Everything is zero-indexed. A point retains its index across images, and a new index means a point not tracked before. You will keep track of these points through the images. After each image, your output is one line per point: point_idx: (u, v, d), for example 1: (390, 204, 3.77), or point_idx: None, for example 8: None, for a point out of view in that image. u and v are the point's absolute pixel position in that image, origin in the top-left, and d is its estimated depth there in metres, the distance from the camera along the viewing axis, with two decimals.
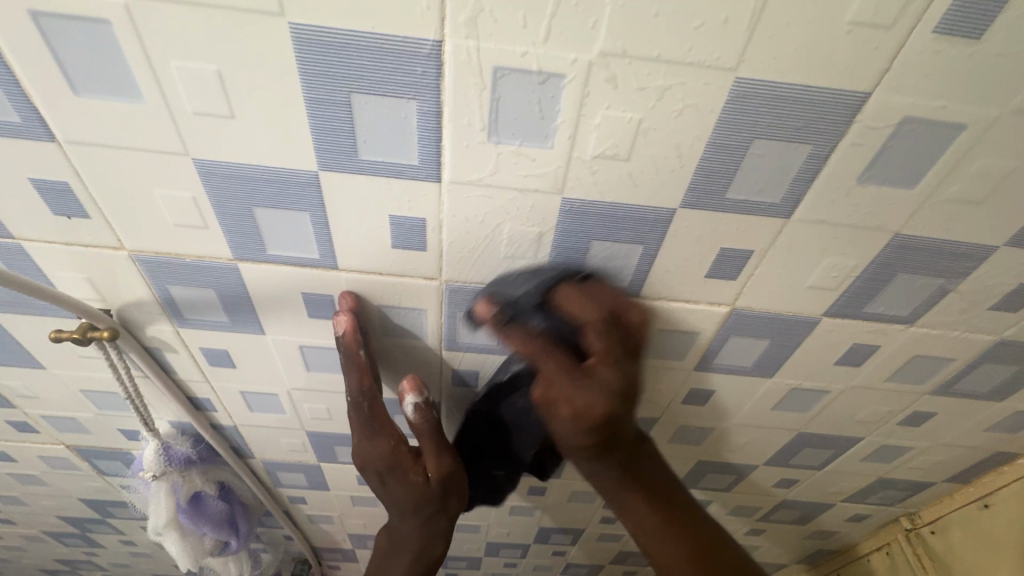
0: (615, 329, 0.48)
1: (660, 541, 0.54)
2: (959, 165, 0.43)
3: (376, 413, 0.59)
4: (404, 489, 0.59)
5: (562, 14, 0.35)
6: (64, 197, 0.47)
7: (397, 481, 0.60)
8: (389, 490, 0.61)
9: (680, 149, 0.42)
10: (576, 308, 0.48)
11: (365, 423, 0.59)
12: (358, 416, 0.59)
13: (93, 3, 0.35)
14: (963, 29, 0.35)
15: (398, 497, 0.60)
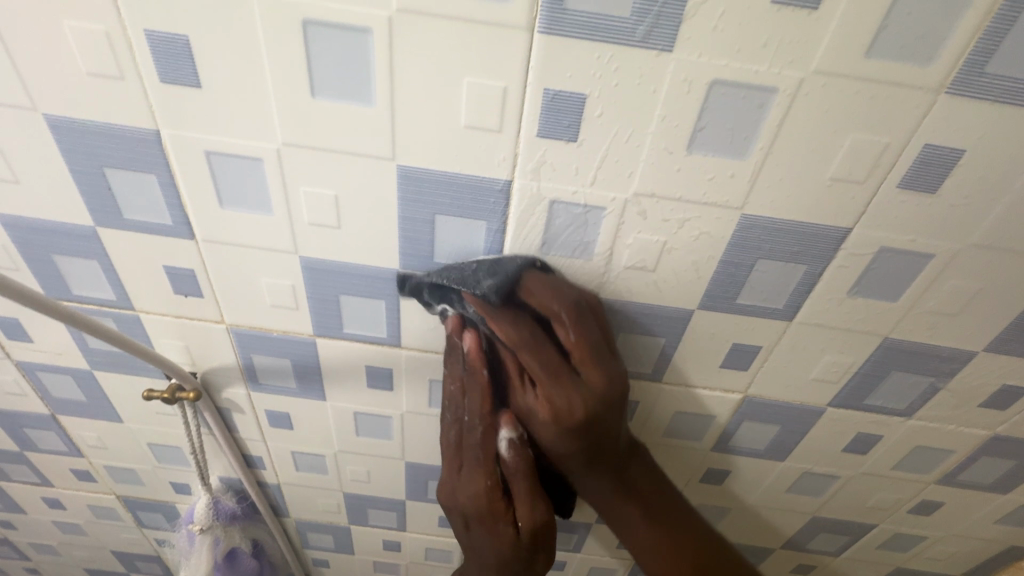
0: (587, 320, 0.50)
1: (649, 534, 0.60)
2: (932, 284, 0.51)
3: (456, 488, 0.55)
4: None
5: (605, 167, 0.45)
6: (188, 280, 0.58)
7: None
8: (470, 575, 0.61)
9: (698, 264, 0.51)
10: (546, 298, 0.49)
11: (446, 500, 0.56)
12: (443, 492, 0.56)
13: (252, 147, 0.46)
14: (920, 186, 0.45)
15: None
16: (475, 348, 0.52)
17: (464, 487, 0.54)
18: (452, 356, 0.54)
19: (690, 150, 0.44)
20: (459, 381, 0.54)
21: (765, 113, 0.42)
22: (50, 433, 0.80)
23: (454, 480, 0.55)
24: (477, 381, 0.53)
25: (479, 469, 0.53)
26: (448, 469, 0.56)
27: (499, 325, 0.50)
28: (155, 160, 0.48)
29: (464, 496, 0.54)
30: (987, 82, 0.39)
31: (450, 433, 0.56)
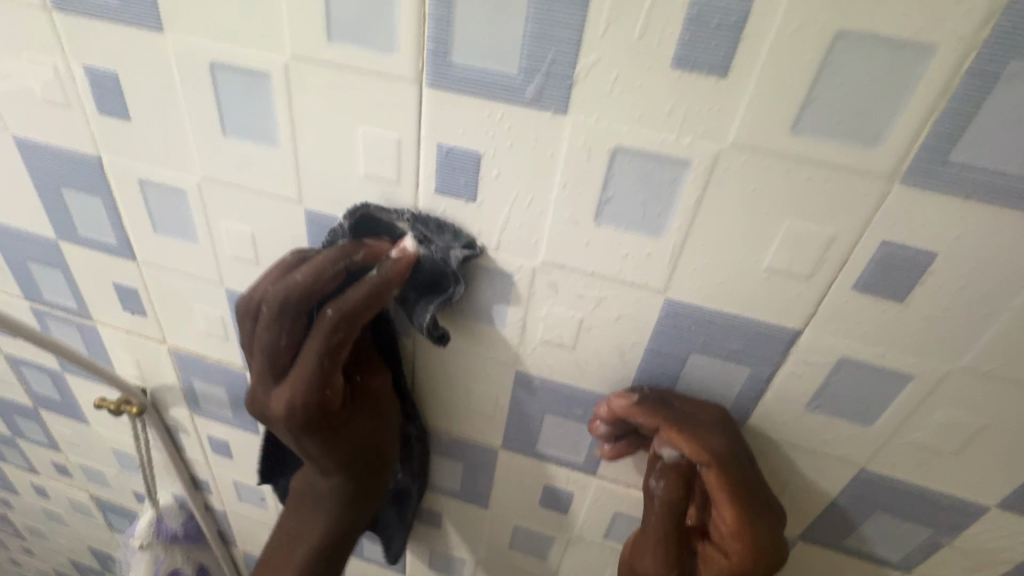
0: (742, 458, 0.43)
1: None
2: (917, 412, 0.41)
3: (271, 401, 0.40)
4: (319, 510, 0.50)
5: (508, 232, 0.41)
6: (133, 298, 0.60)
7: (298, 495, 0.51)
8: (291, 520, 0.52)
9: (622, 348, 0.45)
10: (700, 421, 0.43)
11: (257, 402, 0.42)
12: (255, 384, 0.41)
13: (178, 179, 0.48)
14: (884, 290, 0.36)
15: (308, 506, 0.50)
16: (404, 271, 0.40)
17: (285, 395, 0.40)
18: (363, 249, 0.41)
19: (598, 221, 0.39)
20: (344, 273, 0.40)
21: (679, 189, 0.36)
22: (33, 424, 0.85)
23: (274, 386, 0.41)
24: (373, 295, 0.39)
25: (322, 337, 0.38)
26: (264, 376, 0.41)
27: (643, 411, 0.44)
28: (99, 184, 0.51)
29: (284, 407, 0.40)
30: (955, 172, 0.31)
31: (284, 337, 0.39)
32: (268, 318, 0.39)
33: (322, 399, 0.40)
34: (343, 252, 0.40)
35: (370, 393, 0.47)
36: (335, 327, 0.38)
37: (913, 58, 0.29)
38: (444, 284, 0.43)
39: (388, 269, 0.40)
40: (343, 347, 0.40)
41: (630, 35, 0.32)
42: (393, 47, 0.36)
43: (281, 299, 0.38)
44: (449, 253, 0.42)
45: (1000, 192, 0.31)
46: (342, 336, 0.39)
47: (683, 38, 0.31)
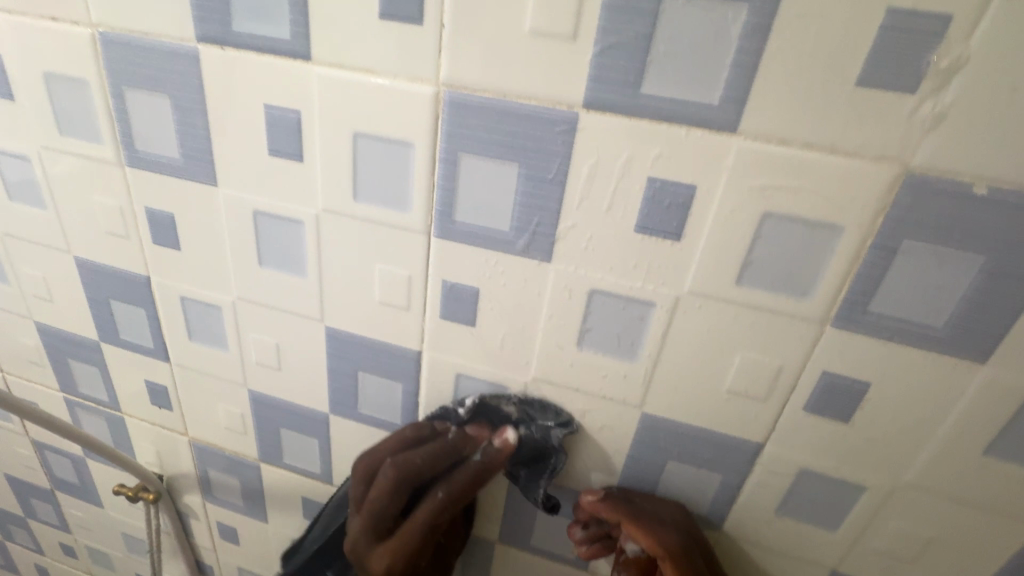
0: (698, 556, 0.45)
1: None
2: (875, 521, 0.45)
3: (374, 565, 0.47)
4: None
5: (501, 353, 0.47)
6: (162, 394, 0.65)
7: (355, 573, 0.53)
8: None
9: (606, 454, 0.50)
10: (656, 518, 0.46)
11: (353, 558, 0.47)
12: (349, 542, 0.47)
13: (215, 297, 0.55)
14: (830, 412, 0.42)
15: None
16: (504, 456, 0.48)
17: (362, 521, 0.46)
18: (458, 440, 0.49)
19: (580, 346, 0.45)
20: None
21: (647, 324, 0.42)
22: (49, 507, 0.88)
23: (354, 514, 0.47)
24: (473, 474, 0.48)
25: (412, 550, 0.46)
26: (364, 540, 0.46)
27: (604, 508, 0.47)
28: (145, 298, 0.58)
29: (361, 537, 0.46)
30: (873, 320, 0.38)
31: (384, 519, 0.46)
32: (377, 495, 0.46)
33: (402, 535, 0.46)
34: (448, 451, 0.48)
35: (443, 538, 0.52)
36: (447, 462, 0.48)
37: (825, 234, 0.36)
38: (547, 460, 0.49)
39: (489, 455, 0.48)
40: (451, 508, 0.47)
41: (600, 207, 0.39)
42: (407, 207, 0.44)
43: (391, 488, 0.46)
44: (511, 411, 0.49)
45: (912, 337, 0.37)
46: (444, 462, 0.48)
47: (642, 211, 0.39)
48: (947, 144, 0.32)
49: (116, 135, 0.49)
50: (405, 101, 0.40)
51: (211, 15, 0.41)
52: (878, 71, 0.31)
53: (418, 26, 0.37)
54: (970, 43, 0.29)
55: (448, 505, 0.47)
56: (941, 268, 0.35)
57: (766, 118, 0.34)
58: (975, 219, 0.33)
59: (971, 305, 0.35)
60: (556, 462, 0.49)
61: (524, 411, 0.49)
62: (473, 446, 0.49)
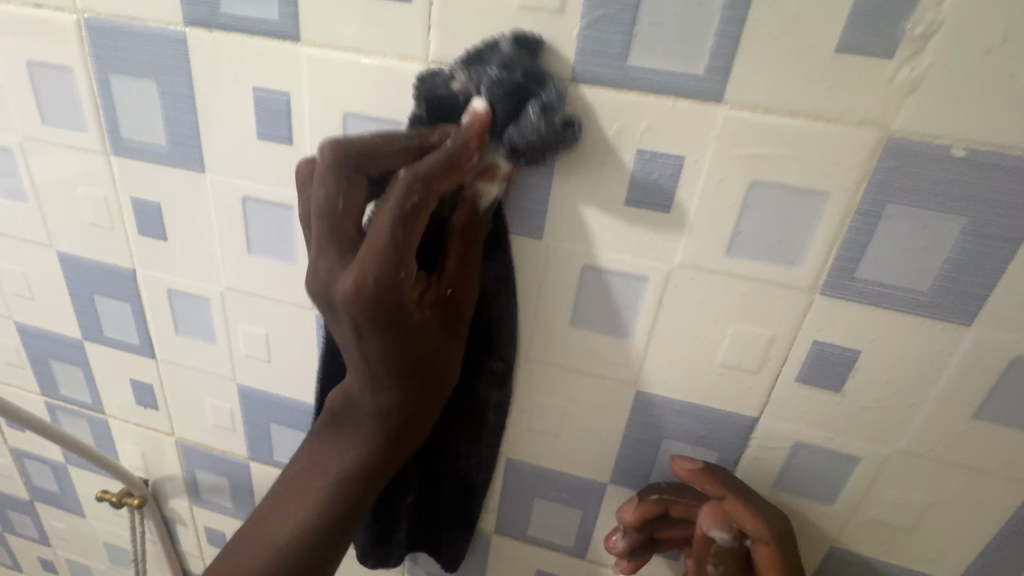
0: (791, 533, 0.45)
1: None
2: (870, 491, 0.45)
3: (364, 390, 0.39)
4: (352, 431, 0.41)
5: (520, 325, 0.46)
6: (148, 393, 0.64)
7: (331, 419, 0.42)
8: (312, 443, 0.42)
9: (602, 435, 0.50)
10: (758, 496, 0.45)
11: (321, 299, 0.34)
12: (312, 280, 0.34)
13: (203, 288, 0.54)
14: (822, 383, 0.42)
15: (339, 435, 0.41)
16: (480, 132, 0.35)
17: (353, 273, 0.32)
18: (431, 139, 0.36)
19: (574, 325, 0.45)
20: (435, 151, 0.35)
21: (639, 299, 0.43)
22: (27, 518, 0.85)
23: (344, 263, 0.33)
24: (473, 208, 0.38)
25: (396, 339, 0.35)
26: (368, 270, 0.32)
27: (711, 483, 0.44)
28: (130, 292, 0.57)
29: (351, 290, 0.32)
30: (861, 287, 0.38)
31: (343, 194, 0.33)
32: (325, 178, 0.33)
33: (391, 289, 0.33)
34: (428, 146, 0.36)
35: (432, 365, 0.39)
36: (456, 158, 0.34)
37: (811, 201, 0.37)
38: (555, 132, 0.36)
39: (465, 136, 0.35)
40: (435, 193, 0.34)
41: (590, 181, 0.40)
42: None
43: (341, 149, 0.33)
44: (551, 100, 0.36)
45: (900, 302, 0.38)
46: (426, 195, 0.33)
47: (631, 183, 0.39)
48: (926, 108, 0.33)
49: (101, 122, 0.48)
50: (395, 79, 0.40)
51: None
52: (856, 35, 0.32)
53: (405, 2, 0.37)
54: (943, 7, 0.30)
55: (446, 304, 0.39)
56: (924, 231, 0.36)
57: (750, 86, 0.35)
58: (954, 180, 0.34)
59: (955, 267, 0.36)
60: (567, 131, 0.36)
61: (512, 93, 0.35)
62: (453, 134, 0.35)
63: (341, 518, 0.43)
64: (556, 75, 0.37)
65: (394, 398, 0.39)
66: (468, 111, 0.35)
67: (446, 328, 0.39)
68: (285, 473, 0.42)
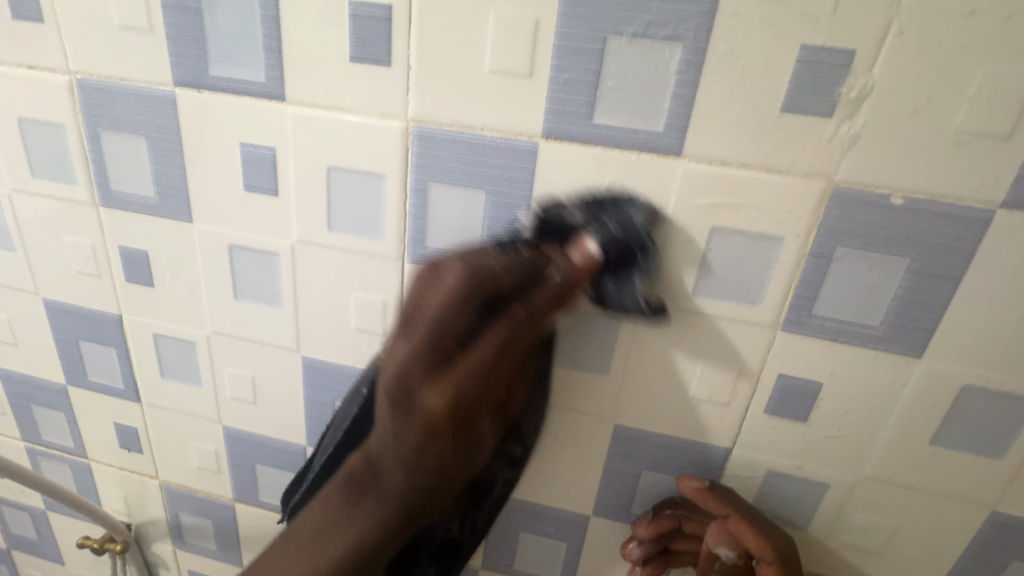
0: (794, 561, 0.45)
1: None
2: (839, 516, 0.47)
3: (392, 467, 0.38)
4: (375, 502, 0.39)
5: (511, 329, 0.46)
6: (132, 437, 0.64)
7: (353, 485, 0.40)
8: (328, 499, 0.40)
9: (583, 468, 0.51)
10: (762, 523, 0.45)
11: (395, 392, 0.35)
12: (393, 370, 0.35)
13: (189, 332, 0.55)
14: (788, 414, 0.44)
15: (361, 509, 0.40)
16: (587, 269, 0.38)
17: (445, 391, 0.34)
18: (535, 258, 0.38)
19: (552, 363, 0.47)
20: (512, 281, 0.36)
21: (613, 339, 0.45)
22: (3, 568, 0.83)
23: (433, 380, 0.34)
24: (557, 294, 0.37)
25: (448, 449, 0.37)
26: (421, 356, 0.34)
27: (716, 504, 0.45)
28: (116, 337, 0.57)
29: (442, 409, 0.34)
30: (818, 323, 0.41)
31: (457, 315, 0.34)
32: (443, 290, 0.34)
33: (474, 407, 0.35)
34: (529, 265, 0.37)
35: (466, 472, 0.41)
36: (564, 291, 0.37)
37: (766, 245, 0.39)
38: (632, 259, 0.39)
39: (569, 270, 0.37)
40: (518, 343, 0.35)
41: None
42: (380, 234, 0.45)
43: (472, 275, 0.35)
44: (631, 217, 0.39)
45: (855, 337, 0.40)
46: (523, 336, 0.35)
47: None
48: (865, 161, 0.36)
49: (90, 176, 0.50)
50: (376, 135, 0.42)
51: (189, 61, 0.43)
52: (798, 97, 0.35)
53: (385, 66, 0.40)
54: (872, 73, 0.34)
55: (461, 440, 0.37)
56: (872, 271, 0.38)
57: (706, 142, 0.37)
58: (896, 226, 0.37)
59: (902, 304, 0.39)
60: (643, 259, 0.40)
61: (592, 211, 0.39)
62: (550, 264, 0.38)
63: (353, 526, 0.40)
64: (631, 195, 0.40)
65: (416, 484, 0.38)
66: (570, 244, 0.39)
67: (478, 399, 0.35)
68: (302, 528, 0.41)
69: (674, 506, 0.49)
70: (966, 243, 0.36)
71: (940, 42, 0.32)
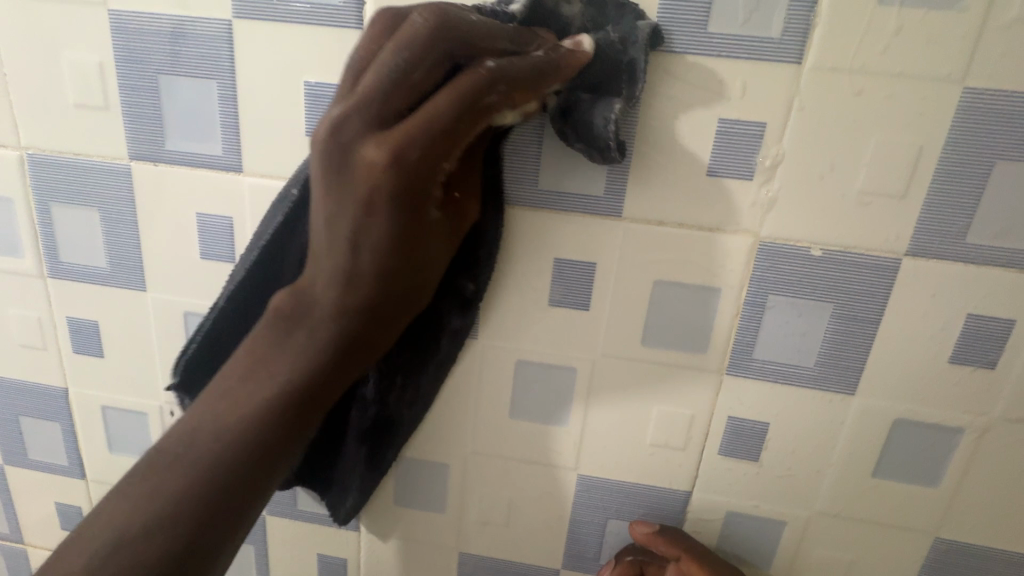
0: None
1: None
2: (799, 553, 0.48)
3: (323, 294, 0.35)
4: (303, 335, 0.36)
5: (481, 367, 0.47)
6: (75, 516, 0.60)
7: (279, 320, 0.36)
8: (248, 348, 0.36)
9: (550, 520, 0.51)
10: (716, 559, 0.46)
11: (334, 149, 0.31)
12: (332, 126, 0.30)
13: (141, 402, 0.53)
14: (742, 454, 0.46)
15: (287, 342, 0.36)
16: (575, 68, 0.33)
17: (387, 147, 0.30)
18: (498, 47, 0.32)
19: (513, 416, 0.48)
20: (462, 83, 0.31)
21: (570, 389, 0.46)
22: None
23: (369, 129, 0.30)
24: (484, 77, 0.31)
25: (409, 222, 0.33)
26: (359, 113, 0.30)
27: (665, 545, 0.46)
28: (60, 411, 0.55)
29: (382, 163, 0.30)
30: (759, 366, 0.43)
31: (421, 66, 0.30)
32: (406, 39, 0.30)
33: (423, 170, 0.31)
34: (534, 63, 0.32)
35: (412, 275, 0.35)
36: (511, 84, 0.32)
37: (704, 296, 0.42)
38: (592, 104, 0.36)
39: (504, 60, 0.31)
40: (484, 104, 0.31)
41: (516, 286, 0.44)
42: None
43: (444, 21, 0.30)
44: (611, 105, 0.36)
45: (794, 378, 0.43)
46: (483, 105, 0.31)
47: (554, 288, 0.43)
48: (784, 218, 0.39)
49: (39, 247, 0.49)
50: None
51: (144, 136, 0.44)
52: (721, 164, 0.39)
53: None
54: (782, 145, 0.38)
55: (452, 232, 0.37)
56: (801, 317, 0.41)
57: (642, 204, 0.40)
58: (818, 274, 0.40)
59: (831, 346, 0.42)
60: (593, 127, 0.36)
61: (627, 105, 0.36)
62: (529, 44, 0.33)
63: (283, 362, 0.36)
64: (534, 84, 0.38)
65: (365, 302, 0.35)
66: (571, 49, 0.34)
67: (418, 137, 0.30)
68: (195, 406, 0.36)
69: (634, 552, 0.49)
70: (879, 287, 0.40)
71: (837, 115, 0.37)
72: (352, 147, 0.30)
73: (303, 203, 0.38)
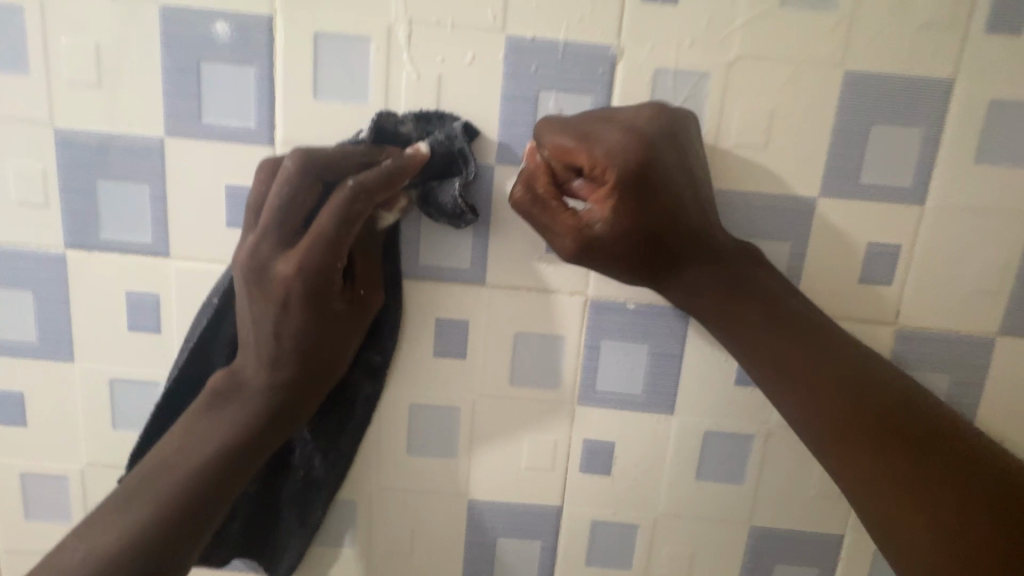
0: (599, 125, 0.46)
1: None
2: (653, 550, 0.58)
3: (254, 371, 0.46)
4: (236, 407, 0.46)
5: (382, 412, 0.55)
6: None
7: (214, 398, 0.46)
8: (184, 419, 0.45)
9: (448, 543, 0.59)
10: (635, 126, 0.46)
11: (252, 272, 0.44)
12: (249, 257, 0.44)
13: (63, 468, 0.57)
14: (597, 469, 0.57)
15: (219, 415, 0.45)
16: (418, 167, 0.46)
17: (291, 262, 0.44)
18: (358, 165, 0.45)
19: (410, 451, 0.56)
20: (335, 206, 0.43)
21: (457, 424, 0.56)
22: None
23: (280, 255, 0.44)
24: (358, 192, 0.43)
25: (314, 317, 0.46)
26: (268, 240, 0.44)
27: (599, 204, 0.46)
28: None
29: (292, 273, 0.44)
30: (601, 395, 0.55)
31: (301, 196, 0.44)
32: (287, 182, 0.43)
33: (320, 269, 0.44)
34: (386, 172, 0.44)
35: (324, 357, 0.47)
36: (366, 190, 0.43)
37: (554, 342, 0.54)
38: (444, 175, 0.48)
39: (364, 178, 0.44)
40: (356, 216, 0.44)
41: (406, 341, 0.54)
42: None
43: (309, 161, 0.43)
44: (452, 127, 0.48)
45: (629, 403, 0.55)
46: (352, 223, 0.44)
47: (437, 341, 0.54)
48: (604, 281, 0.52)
49: None
50: None
51: (81, 228, 0.52)
52: None
53: None
54: None
55: (356, 318, 0.48)
56: (627, 354, 0.54)
57: (500, 274, 0.52)
58: (635, 321, 0.53)
59: (651, 376, 0.55)
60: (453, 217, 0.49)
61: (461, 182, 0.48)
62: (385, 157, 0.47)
63: (218, 427, 0.45)
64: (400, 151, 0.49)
65: (280, 377, 0.46)
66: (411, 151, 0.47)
67: (319, 261, 0.44)
68: (143, 468, 0.44)
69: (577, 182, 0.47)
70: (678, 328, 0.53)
71: None
72: (270, 266, 0.44)
73: (220, 307, 0.48)
